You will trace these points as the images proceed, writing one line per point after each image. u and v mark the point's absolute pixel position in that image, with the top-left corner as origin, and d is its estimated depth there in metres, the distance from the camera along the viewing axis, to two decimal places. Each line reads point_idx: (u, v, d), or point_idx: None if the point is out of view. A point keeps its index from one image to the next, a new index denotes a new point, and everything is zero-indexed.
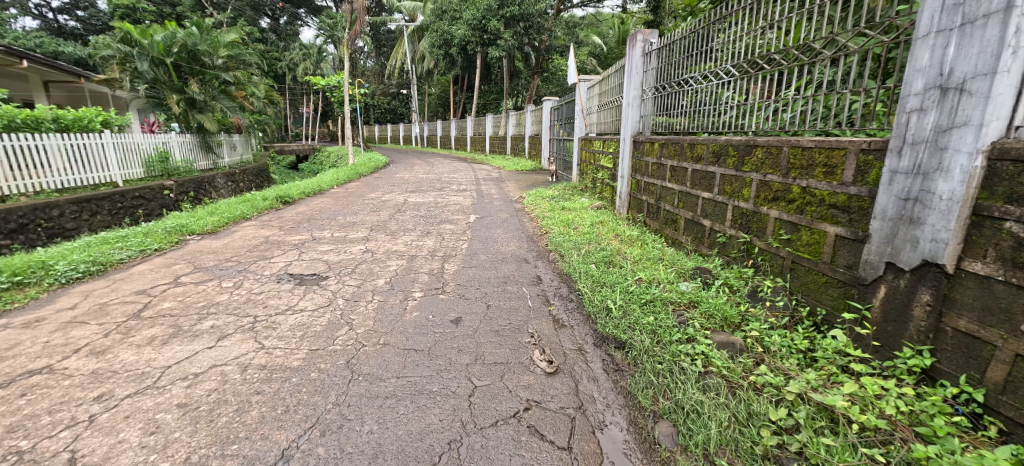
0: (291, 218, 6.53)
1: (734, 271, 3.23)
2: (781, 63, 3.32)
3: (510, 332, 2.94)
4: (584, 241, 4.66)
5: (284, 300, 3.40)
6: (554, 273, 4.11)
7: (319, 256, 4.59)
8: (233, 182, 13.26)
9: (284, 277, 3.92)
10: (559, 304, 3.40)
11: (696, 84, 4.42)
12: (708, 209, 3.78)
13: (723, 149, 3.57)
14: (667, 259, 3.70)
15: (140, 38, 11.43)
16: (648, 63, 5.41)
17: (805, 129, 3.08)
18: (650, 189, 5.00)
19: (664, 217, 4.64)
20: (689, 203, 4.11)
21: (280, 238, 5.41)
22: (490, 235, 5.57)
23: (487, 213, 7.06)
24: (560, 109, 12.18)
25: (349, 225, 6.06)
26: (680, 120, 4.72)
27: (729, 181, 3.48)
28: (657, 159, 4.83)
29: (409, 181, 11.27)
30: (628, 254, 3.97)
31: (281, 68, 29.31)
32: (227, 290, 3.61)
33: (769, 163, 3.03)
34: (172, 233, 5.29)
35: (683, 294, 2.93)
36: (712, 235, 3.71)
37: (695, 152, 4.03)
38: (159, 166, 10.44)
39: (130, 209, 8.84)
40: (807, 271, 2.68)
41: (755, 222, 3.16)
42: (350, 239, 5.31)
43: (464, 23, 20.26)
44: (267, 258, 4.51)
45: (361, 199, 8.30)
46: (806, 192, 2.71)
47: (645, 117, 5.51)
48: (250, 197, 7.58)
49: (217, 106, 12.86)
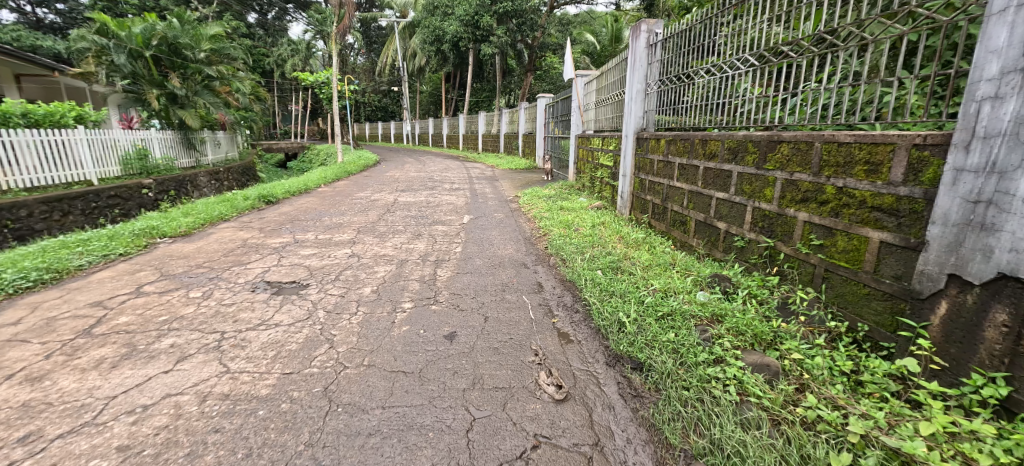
0: (273, 219, 6.14)
1: (755, 279, 2.94)
2: (807, 51, 3.03)
3: (510, 350, 2.62)
4: (586, 244, 4.35)
5: (257, 313, 3.04)
6: (556, 279, 3.79)
7: (300, 262, 4.24)
8: (217, 180, 12.77)
9: (260, 285, 3.56)
10: (563, 316, 3.08)
11: (707, 76, 4.11)
12: (723, 211, 3.47)
13: (742, 145, 3.26)
14: (679, 266, 3.40)
15: (117, 30, 10.81)
16: (653, 55, 5.09)
17: (834, 123, 2.81)
18: (656, 188, 4.71)
19: (671, 218, 4.35)
20: (701, 204, 3.80)
21: (259, 240, 5.04)
22: (485, 238, 5.25)
23: (481, 214, 6.73)
24: (555, 106, 11.87)
25: (334, 227, 5.70)
26: (688, 116, 4.42)
27: (748, 180, 3.17)
28: (664, 157, 4.53)
29: (399, 180, 10.90)
30: (636, 260, 3.66)
31: (268, 64, 28.68)
32: (194, 302, 3.24)
33: (796, 161, 2.73)
34: (140, 236, 4.90)
35: (704, 307, 2.62)
36: (728, 239, 3.41)
37: (707, 148, 3.72)
38: (137, 164, 9.95)
39: (105, 209, 8.37)
40: (844, 281, 2.39)
41: (780, 226, 2.87)
42: (336, 242, 4.95)
43: (457, 20, 19.93)
44: (243, 264, 4.15)
45: (349, 198, 7.93)
46: (842, 193, 2.41)
47: (648, 112, 5.21)
48: (231, 197, 7.17)
49: (200, 102, 12.36)
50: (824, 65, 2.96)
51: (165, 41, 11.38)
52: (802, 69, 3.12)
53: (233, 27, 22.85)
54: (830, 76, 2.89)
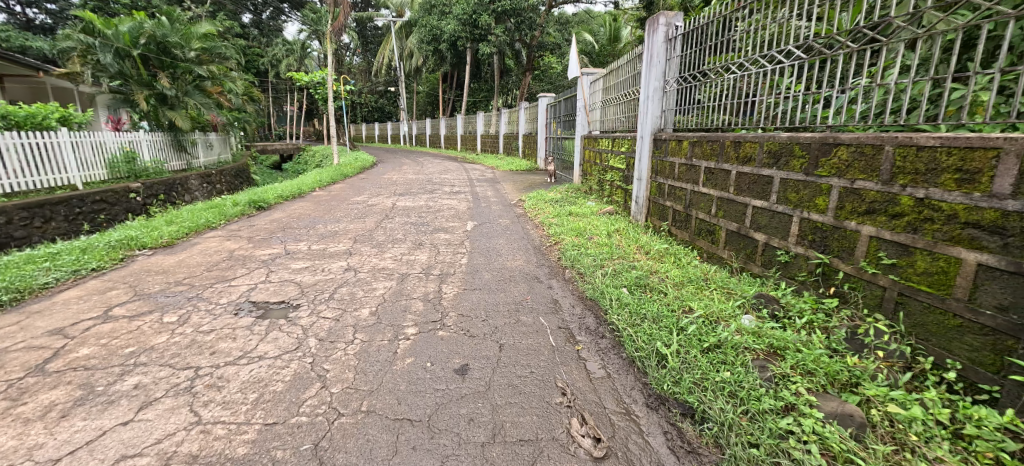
0: (263, 227, 5.76)
1: (807, 300, 2.58)
2: (868, 41, 2.63)
3: (533, 388, 2.24)
4: (604, 256, 3.99)
5: (238, 343, 2.67)
6: (574, 296, 3.42)
7: (291, 277, 3.85)
8: (209, 184, 12.34)
9: (244, 308, 3.19)
10: (588, 342, 2.71)
11: (737, 72, 3.72)
12: (762, 221, 3.11)
13: (785, 148, 2.91)
14: (715, 284, 3.05)
15: (103, 28, 10.37)
16: (673, 50, 4.71)
17: (892, 122, 2.46)
18: (676, 194, 4.35)
19: (696, 226, 3.99)
20: (733, 212, 3.44)
21: (247, 252, 4.65)
22: (492, 247, 4.88)
23: (485, 219, 6.36)
24: (557, 106, 11.51)
25: (329, 235, 5.31)
26: (712, 115, 4.05)
27: (794, 187, 2.81)
28: (687, 160, 4.16)
29: (397, 182, 10.52)
30: (665, 276, 3.31)
31: (262, 64, 28.17)
32: (169, 329, 2.87)
33: (859, 166, 2.38)
34: (117, 248, 4.53)
35: (757, 337, 2.25)
36: (769, 253, 3.06)
37: (740, 151, 3.36)
38: (125, 167, 9.51)
39: (91, 215, 7.95)
40: (925, 309, 2.03)
41: (836, 240, 2.51)
42: (330, 253, 4.56)
43: (455, 19, 19.56)
44: (227, 280, 3.76)
45: (344, 203, 7.55)
46: (922, 205, 2.05)
47: (666, 112, 4.84)
48: (219, 202, 6.78)
49: (190, 102, 11.92)
50: (882, 58, 2.60)
51: (154, 40, 10.99)
52: (857, 62, 2.76)
53: (226, 27, 22.46)
54: (892, 70, 2.52)
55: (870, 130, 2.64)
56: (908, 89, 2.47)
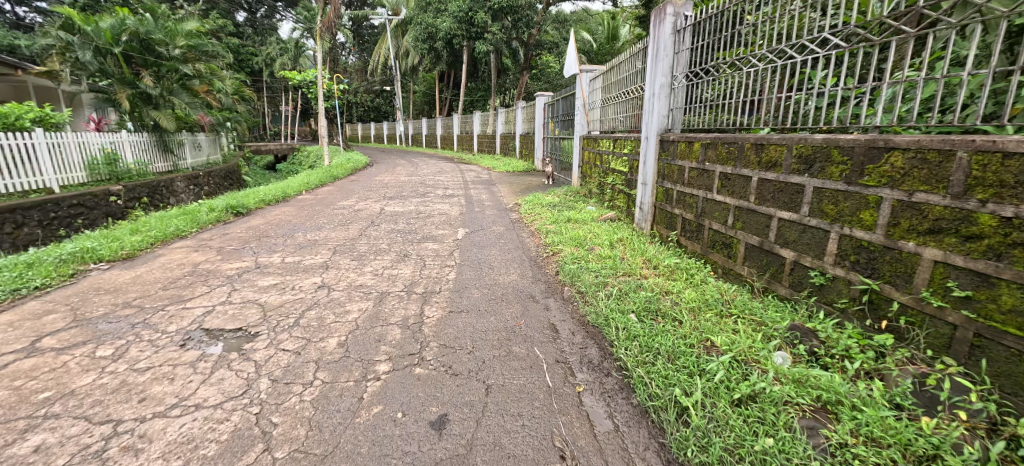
0: (236, 236, 5.33)
1: (852, 335, 2.17)
2: (932, 22, 2.18)
3: (526, 450, 1.82)
4: (607, 270, 3.57)
5: (175, 386, 2.25)
6: (574, 320, 3.00)
7: (254, 297, 3.40)
8: (196, 186, 11.87)
9: (193, 337, 2.77)
10: (591, 382, 2.29)
11: (757, 66, 3.29)
12: (791, 236, 2.70)
13: (821, 152, 2.49)
14: (737, 311, 2.64)
15: (82, 25, 9.94)
16: (682, 43, 4.27)
17: (941, 123, 2.10)
18: (686, 200, 3.93)
19: (709, 238, 3.57)
20: (755, 224, 3.02)
21: (213, 265, 4.22)
22: (483, 259, 4.44)
23: (478, 226, 5.94)
24: (556, 105, 11.06)
25: (308, 246, 4.88)
26: (728, 113, 3.62)
27: (832, 198, 2.40)
28: (698, 163, 3.72)
29: (389, 185, 10.11)
30: (679, 299, 2.90)
31: (256, 64, 27.68)
32: (98, 367, 2.45)
33: (919, 175, 1.97)
34: (69, 263, 4.10)
35: (799, 387, 1.83)
36: (798, 273, 2.66)
37: (764, 155, 2.95)
38: (105, 169, 9.03)
39: (66, 219, 7.50)
40: (1015, 356, 1.63)
41: (889, 264, 2.10)
42: (304, 267, 4.12)
43: (450, 16, 19.12)
44: (182, 302, 3.33)
45: (329, 208, 7.10)
46: (1010, 226, 1.65)
47: (674, 111, 4.41)
48: (193, 208, 6.33)
49: (174, 101, 11.40)
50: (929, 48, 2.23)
51: (137, 37, 10.52)
52: (898, 53, 2.39)
53: (220, 25, 22.02)
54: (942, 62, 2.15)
55: (914, 132, 2.27)
56: (964, 84, 2.10)
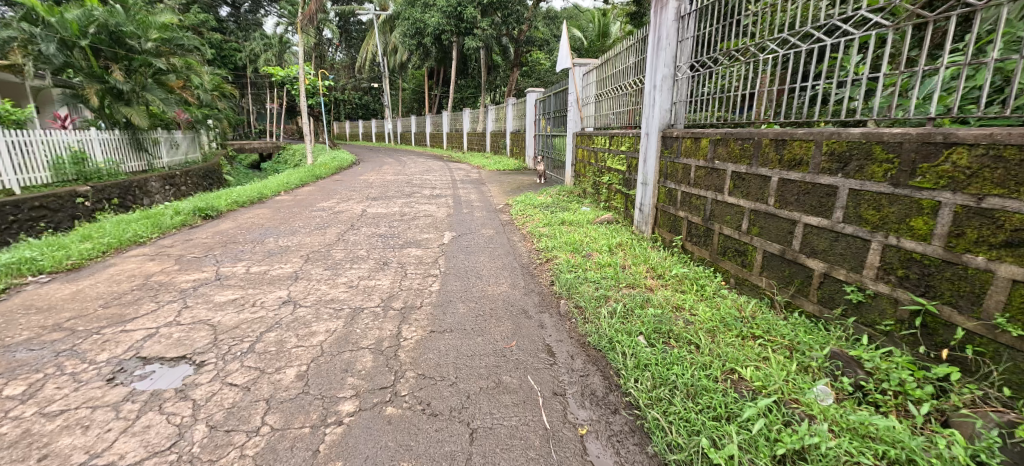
0: (200, 242, 4.88)
1: (904, 366, 1.84)
2: None
3: None
4: (608, 281, 3.21)
5: (87, 438, 1.84)
6: (574, 341, 2.62)
7: (207, 316, 2.97)
8: (173, 185, 11.24)
9: (127, 370, 2.35)
10: (596, 423, 1.91)
11: (775, 52, 2.90)
12: (821, 245, 2.35)
13: (858, 148, 2.14)
14: (761, 333, 2.29)
15: (46, 16, 9.01)
16: (685, 30, 3.91)
17: (1003, 114, 1.79)
18: (692, 202, 3.58)
19: (720, 244, 3.23)
20: (775, 230, 2.67)
21: (168, 277, 3.78)
22: (471, 267, 4.05)
23: (466, 229, 5.55)
24: (547, 101, 10.70)
25: (278, 253, 4.46)
26: (740, 107, 3.25)
27: (874, 202, 2.07)
28: (706, 161, 3.37)
29: (374, 184, 9.67)
30: (693, 317, 2.54)
31: (239, 60, 26.88)
32: (2, 410, 2.03)
33: (992, 177, 1.65)
34: (3, 275, 3.64)
35: (858, 442, 1.48)
36: (829, 287, 2.32)
37: (786, 152, 2.59)
38: (72, 169, 8.46)
39: (27, 223, 6.95)
40: None
41: (950, 282, 1.78)
42: (270, 279, 3.69)
43: (438, 11, 18.62)
44: (122, 323, 2.90)
45: (307, 210, 6.67)
46: None
47: (677, 105, 4.04)
48: (157, 211, 5.84)
49: (148, 97, 10.69)
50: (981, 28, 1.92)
51: (106, 29, 9.71)
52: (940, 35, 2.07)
53: (201, 19, 21.21)
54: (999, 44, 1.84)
55: (966, 126, 1.96)
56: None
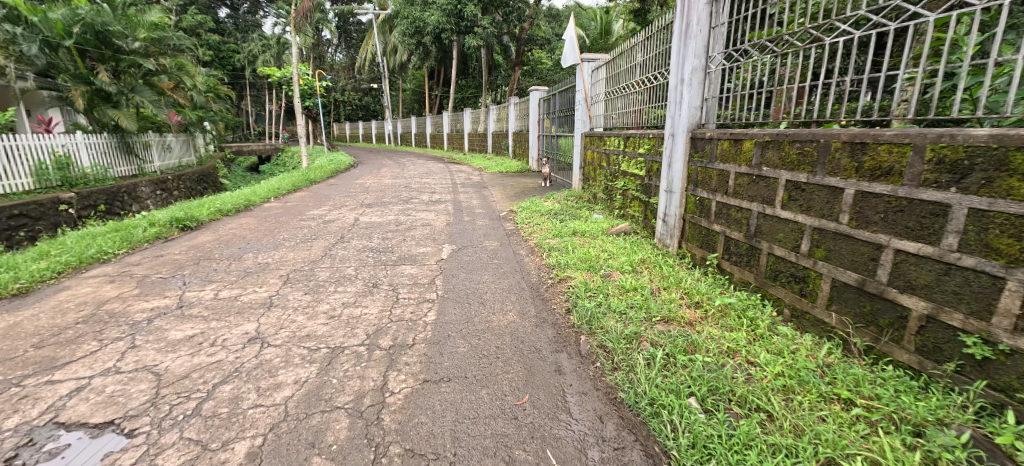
0: (171, 259, 4.38)
1: None
2: None
3: None
4: (636, 312, 2.69)
5: None
6: (601, 395, 2.09)
7: (154, 361, 2.47)
8: (164, 190, 10.74)
9: (37, 445, 1.84)
10: None
11: (849, 35, 2.35)
12: (920, 278, 1.83)
13: (984, 155, 1.63)
14: (852, 395, 1.77)
15: (28, 15, 8.36)
16: (719, 14, 3.37)
17: None
18: (731, 214, 3.06)
19: (769, 268, 2.69)
20: (850, 255, 2.14)
21: (124, 305, 3.29)
22: (472, 289, 3.54)
23: (468, 240, 5.04)
24: (551, 100, 10.15)
25: (256, 272, 3.96)
26: (796, 103, 2.70)
27: (1013, 227, 1.55)
28: (752, 168, 2.84)
29: (370, 189, 9.18)
30: (755, 369, 2.02)
31: (237, 61, 26.30)
32: None
33: None
34: None
35: None
36: (934, 334, 1.79)
37: (867, 157, 2.06)
38: (56, 175, 7.97)
39: (4, 233, 6.46)
40: None
41: None
42: (240, 307, 3.18)
43: (438, 9, 18.09)
44: (52, 371, 2.40)
45: (295, 219, 6.17)
46: None
47: (709, 102, 3.51)
48: (129, 223, 5.36)
49: (137, 99, 10.09)
50: None
51: (92, 28, 9.16)
52: None
53: (198, 20, 20.79)
54: None
55: None
56: None
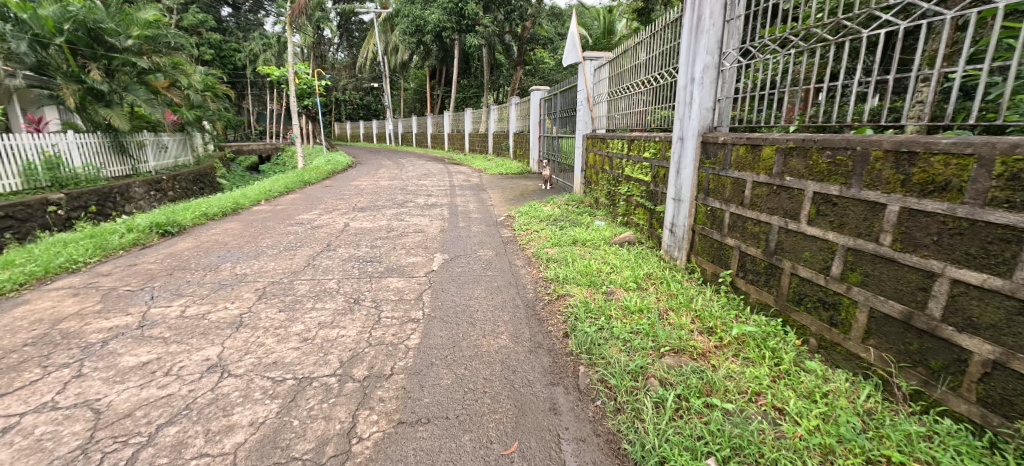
0: (144, 269, 4.10)
1: None
2: None
3: None
4: (642, 341, 2.39)
5: None
6: (603, 445, 1.79)
7: (98, 394, 2.19)
8: (159, 191, 10.48)
9: None
10: None
11: (891, 26, 2.00)
12: (986, 316, 1.53)
13: None
14: (904, 458, 1.48)
15: (18, 11, 8.07)
16: (735, 6, 3.04)
17: None
18: (747, 227, 2.75)
19: (791, 291, 2.39)
20: (892, 283, 1.83)
21: (82, 323, 3.00)
22: (462, 306, 3.25)
23: (462, 249, 4.75)
24: (552, 100, 9.82)
25: (231, 285, 3.67)
26: (824, 104, 2.38)
27: None
28: (771, 177, 2.53)
29: (365, 192, 8.89)
30: (785, 420, 1.73)
31: (238, 60, 26.01)
32: None
33: None
34: None
35: None
36: (1002, 383, 1.49)
37: (916, 169, 1.75)
38: (46, 175, 7.70)
39: None
40: None
41: None
42: (206, 327, 2.90)
43: (438, 8, 17.75)
44: None
45: (282, 224, 5.90)
46: None
47: (722, 102, 3.20)
48: (106, 229, 5.08)
49: (131, 98, 9.76)
50: None
51: (83, 26, 8.82)
52: None
53: (199, 20, 20.59)
54: None
55: None
56: None
